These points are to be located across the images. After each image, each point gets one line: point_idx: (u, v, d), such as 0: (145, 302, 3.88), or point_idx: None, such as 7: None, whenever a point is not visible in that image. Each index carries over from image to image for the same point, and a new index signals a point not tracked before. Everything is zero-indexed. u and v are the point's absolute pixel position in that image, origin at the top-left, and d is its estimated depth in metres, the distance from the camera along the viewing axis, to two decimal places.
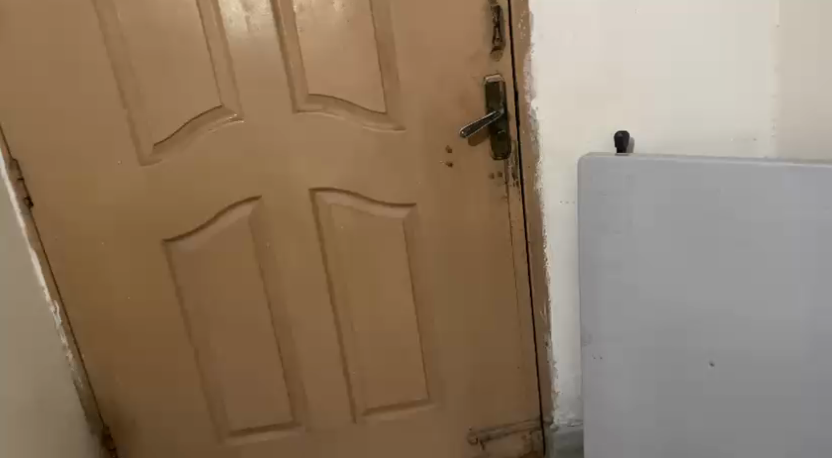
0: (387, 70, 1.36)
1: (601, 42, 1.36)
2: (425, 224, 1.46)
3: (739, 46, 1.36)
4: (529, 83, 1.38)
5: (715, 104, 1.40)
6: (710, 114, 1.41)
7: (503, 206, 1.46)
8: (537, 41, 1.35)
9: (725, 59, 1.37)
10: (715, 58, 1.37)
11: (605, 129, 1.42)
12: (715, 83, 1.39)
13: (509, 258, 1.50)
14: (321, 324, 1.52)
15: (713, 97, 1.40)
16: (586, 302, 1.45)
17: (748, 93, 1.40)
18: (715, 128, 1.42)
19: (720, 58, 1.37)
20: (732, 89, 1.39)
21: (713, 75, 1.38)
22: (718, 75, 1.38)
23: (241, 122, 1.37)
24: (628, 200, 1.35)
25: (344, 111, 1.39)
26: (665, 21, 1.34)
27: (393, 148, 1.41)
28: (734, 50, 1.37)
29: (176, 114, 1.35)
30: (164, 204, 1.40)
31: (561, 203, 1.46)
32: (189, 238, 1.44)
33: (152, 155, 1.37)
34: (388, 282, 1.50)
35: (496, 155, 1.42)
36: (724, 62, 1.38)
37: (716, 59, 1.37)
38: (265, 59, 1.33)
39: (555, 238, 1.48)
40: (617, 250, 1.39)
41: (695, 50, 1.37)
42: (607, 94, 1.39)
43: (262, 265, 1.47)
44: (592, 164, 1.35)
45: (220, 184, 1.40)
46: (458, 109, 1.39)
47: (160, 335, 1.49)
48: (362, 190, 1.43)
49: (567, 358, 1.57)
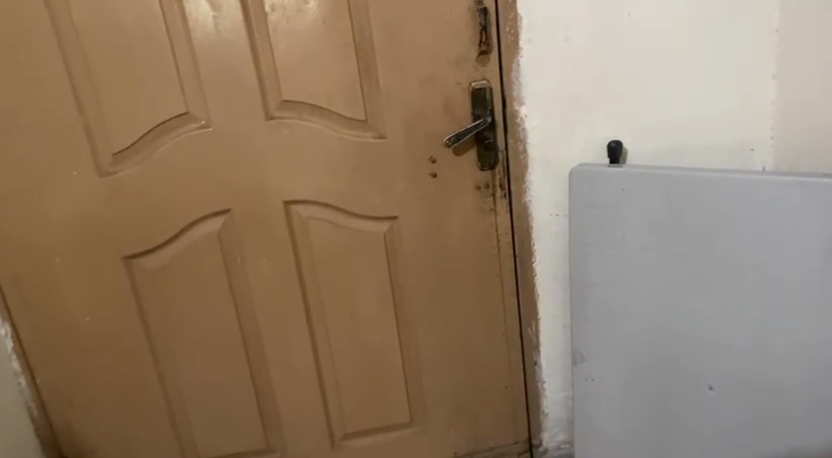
0: (367, 75, 1.28)
1: (593, 48, 1.28)
2: (407, 238, 1.37)
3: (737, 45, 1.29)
4: (518, 89, 1.30)
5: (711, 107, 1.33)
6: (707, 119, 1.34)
7: (490, 219, 1.38)
8: (526, 45, 1.27)
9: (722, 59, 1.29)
10: (709, 57, 1.29)
11: (597, 138, 1.34)
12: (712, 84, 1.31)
13: (497, 274, 1.41)
14: (296, 342, 1.43)
15: (709, 100, 1.32)
16: (578, 320, 1.37)
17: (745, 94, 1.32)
18: (712, 133, 1.35)
19: (715, 57, 1.29)
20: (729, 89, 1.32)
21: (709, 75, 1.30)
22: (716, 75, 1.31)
23: (209, 129, 1.28)
24: (623, 214, 1.27)
25: (321, 118, 1.30)
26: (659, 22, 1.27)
27: (373, 158, 1.32)
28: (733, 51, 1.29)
29: (137, 121, 1.26)
30: (124, 217, 1.31)
31: (552, 216, 1.38)
32: (155, 252, 1.35)
33: (111, 166, 1.29)
34: (367, 299, 1.41)
35: (482, 165, 1.34)
36: (720, 60, 1.30)
37: (711, 58, 1.29)
38: (234, 62, 1.25)
39: (545, 252, 1.40)
40: (611, 266, 1.31)
41: (691, 51, 1.29)
42: (600, 102, 1.31)
43: (232, 281, 1.38)
44: (585, 175, 1.28)
45: (187, 195, 1.31)
46: (443, 117, 1.31)
47: (123, 356, 1.40)
48: (340, 202, 1.34)
49: (558, 378, 1.49)
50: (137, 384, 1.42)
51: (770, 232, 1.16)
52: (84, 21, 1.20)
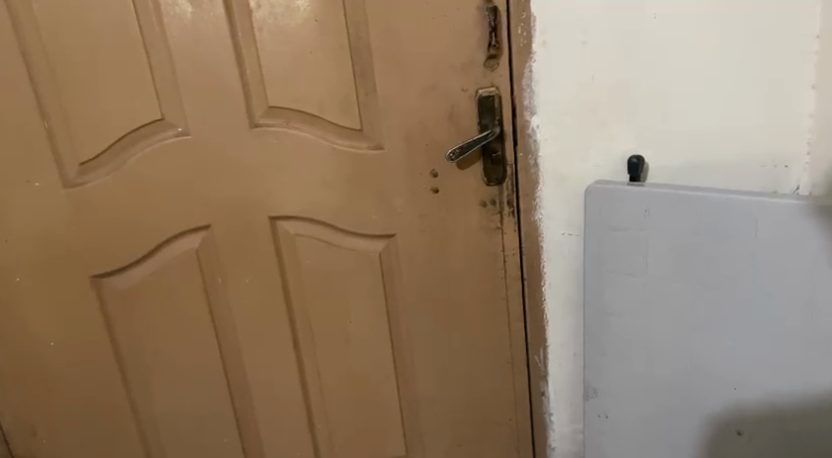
0: (363, 80, 1.15)
1: (613, 52, 1.12)
2: (405, 258, 1.25)
3: (749, 46, 1.09)
4: (529, 97, 1.17)
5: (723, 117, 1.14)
6: (728, 129, 1.15)
7: (497, 238, 1.25)
8: (539, 48, 1.14)
9: (723, 56, 1.10)
10: (709, 57, 1.11)
11: (614, 153, 1.18)
12: (711, 85, 1.12)
13: (502, 299, 1.29)
14: (280, 371, 1.30)
15: (727, 107, 1.13)
16: (591, 354, 1.25)
17: (754, 98, 1.13)
18: (734, 145, 1.16)
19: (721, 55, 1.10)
20: (736, 91, 1.12)
21: (713, 75, 1.12)
22: (720, 75, 1.11)
23: (187, 137, 1.16)
24: (646, 239, 1.15)
25: (311, 127, 1.18)
26: (677, 22, 1.09)
27: (369, 171, 1.20)
28: (758, 52, 1.10)
29: (106, 127, 1.14)
30: (92, 234, 1.19)
31: (564, 235, 1.24)
32: (126, 272, 1.22)
33: (77, 177, 1.16)
34: (360, 324, 1.29)
35: (489, 180, 1.21)
36: (724, 59, 1.11)
37: (711, 58, 1.11)
38: (214, 64, 1.13)
39: (555, 275, 1.26)
40: (631, 296, 1.19)
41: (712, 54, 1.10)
42: (618, 112, 1.16)
43: (212, 303, 1.26)
44: (602, 193, 1.15)
45: (162, 209, 1.19)
46: (446, 127, 1.18)
47: (90, 385, 1.27)
48: (332, 218, 1.22)
49: (566, 411, 1.34)
50: (107, 415, 1.30)
51: (811, 262, 1.05)
52: (47, 17, 1.08)
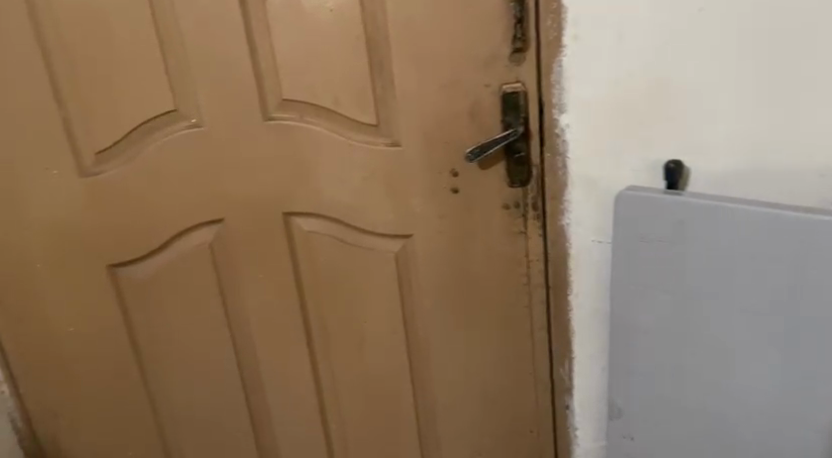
0: (380, 73, 1.10)
1: (653, 48, 1.01)
2: (423, 258, 1.20)
3: (814, 42, 0.93)
4: (558, 94, 1.08)
5: (775, 119, 0.99)
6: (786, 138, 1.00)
7: (520, 243, 1.18)
8: (570, 42, 1.04)
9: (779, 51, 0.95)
10: (762, 51, 0.96)
11: (650, 156, 1.07)
12: (765, 84, 0.98)
13: (524, 307, 1.22)
14: (294, 369, 1.29)
15: (784, 110, 0.98)
16: (618, 371, 1.17)
17: (818, 99, 0.96)
18: (793, 156, 1.00)
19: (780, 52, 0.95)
20: (787, 92, 0.97)
21: (767, 74, 0.97)
22: (776, 75, 0.97)
23: (200, 129, 1.13)
24: (682, 252, 1.05)
25: (326, 121, 1.13)
26: (723, 17, 0.96)
27: (386, 169, 1.15)
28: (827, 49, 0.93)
29: (119, 117, 1.13)
30: (109, 223, 1.19)
31: (594, 242, 1.14)
32: (141, 262, 1.22)
33: (93, 166, 1.16)
34: (375, 325, 1.26)
35: (512, 181, 1.14)
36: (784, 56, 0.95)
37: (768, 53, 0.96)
38: (226, 55, 1.09)
39: (582, 285, 1.17)
40: (663, 312, 1.10)
41: (768, 50, 0.96)
42: (656, 113, 1.04)
43: (225, 297, 1.25)
44: (634, 200, 1.05)
45: (176, 202, 1.17)
46: (467, 125, 1.12)
47: (109, 373, 1.29)
48: (347, 216, 1.18)
49: (591, 427, 1.27)
50: (126, 403, 1.32)
51: None
52: (61, 7, 1.07)
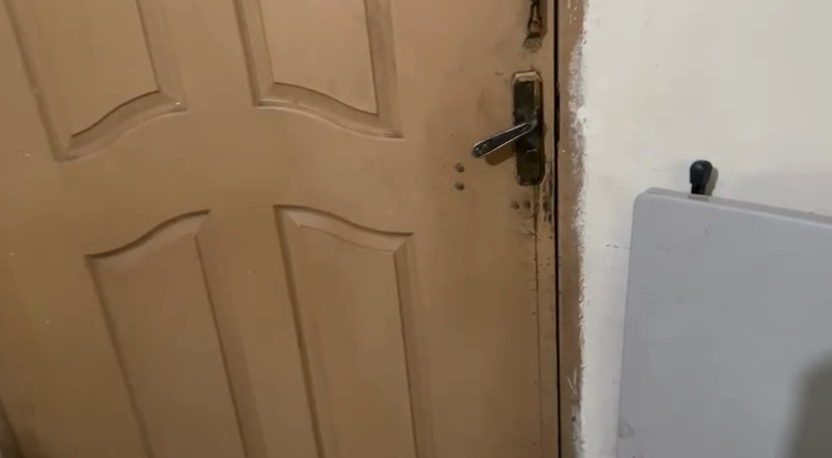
0: (380, 57, 1.00)
1: (680, 38, 0.91)
2: (423, 258, 1.12)
3: None
4: (576, 85, 0.98)
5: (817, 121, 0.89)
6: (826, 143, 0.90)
7: (528, 245, 1.09)
8: (592, 27, 0.94)
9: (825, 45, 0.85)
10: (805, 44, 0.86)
11: (674, 156, 0.98)
12: (808, 82, 0.88)
13: (532, 313, 1.13)
14: (283, 367, 1.23)
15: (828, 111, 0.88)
16: (629, 387, 1.08)
17: None
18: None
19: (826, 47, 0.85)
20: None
21: (809, 71, 0.87)
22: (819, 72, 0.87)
23: (183, 113, 1.05)
24: (704, 265, 0.96)
25: (321, 108, 1.04)
26: (756, 5, 0.86)
27: (384, 161, 1.06)
28: None
29: (98, 97, 1.05)
30: (88, 208, 1.12)
31: (608, 247, 1.05)
32: (122, 253, 1.16)
33: (70, 149, 1.09)
34: (370, 327, 1.18)
35: (522, 179, 1.05)
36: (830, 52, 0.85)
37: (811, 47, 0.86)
38: (212, 33, 1.00)
39: (595, 292, 1.09)
40: (681, 327, 1.01)
41: (811, 43, 0.86)
42: (682, 109, 0.95)
43: (211, 291, 1.18)
44: (654, 206, 0.96)
45: (159, 191, 1.11)
46: (475, 117, 1.02)
47: (88, 363, 1.24)
48: (343, 210, 1.10)
49: (598, 442, 1.19)
50: (107, 396, 1.27)
51: None
52: None
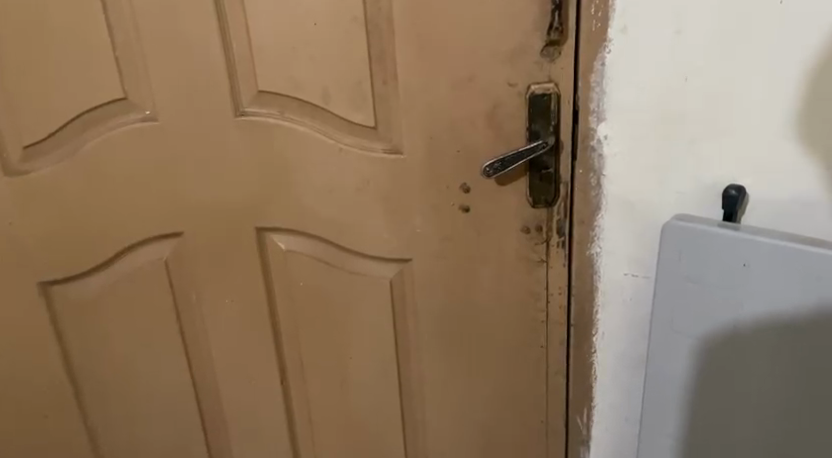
0: (380, 64, 0.89)
1: (715, 50, 0.81)
2: (422, 287, 1.01)
3: None
4: (597, 99, 0.88)
5: None
6: None
7: (539, 274, 0.98)
8: (617, 35, 0.83)
9: None
10: None
11: (704, 180, 0.87)
12: None
13: (540, 347, 1.03)
14: (264, 401, 1.12)
15: None
16: (647, 429, 0.99)
17: None
18: None
19: None
20: None
21: None
22: None
23: (152, 124, 0.93)
24: (740, 300, 0.86)
25: (311, 120, 0.93)
26: (803, 16, 0.75)
27: (380, 180, 0.95)
28: None
29: (54, 105, 0.93)
30: (45, 229, 1.00)
31: (626, 276, 0.95)
32: (81, 280, 1.04)
33: (22, 163, 0.96)
34: (361, 360, 1.07)
35: (535, 201, 0.94)
36: None
37: None
38: (188, 34, 0.88)
39: (610, 324, 0.99)
40: (709, 367, 0.91)
41: None
42: (714, 129, 0.84)
43: (182, 321, 1.07)
44: (683, 234, 0.86)
45: (125, 209, 0.98)
46: (484, 133, 0.91)
47: (43, 397, 1.12)
48: (334, 234, 0.99)
49: None
50: (64, 433, 1.14)
51: None
52: None
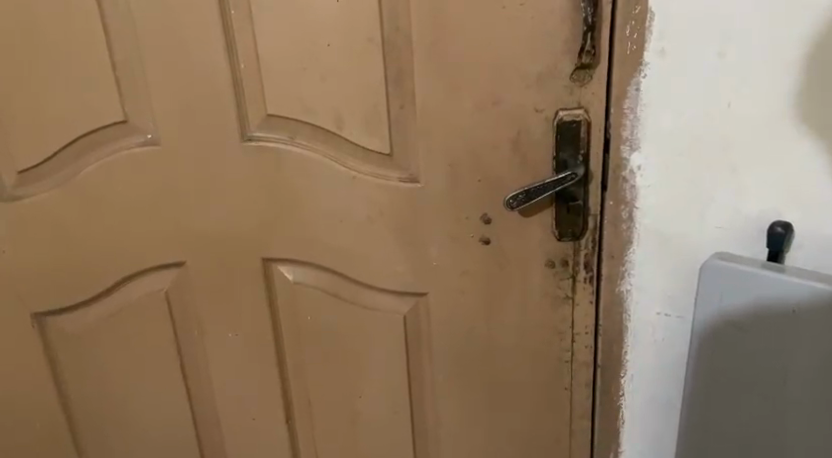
0: (397, 87, 0.83)
1: (761, 75, 0.73)
2: (437, 322, 0.95)
3: None
4: (630, 126, 0.81)
5: None
6: None
7: (564, 311, 0.92)
8: (654, 58, 0.77)
9: None
10: None
11: (746, 216, 0.79)
12: None
13: (565, 389, 0.96)
14: (268, 437, 1.06)
15: None
16: None
17: None
18: None
19: None
20: None
21: None
22: None
23: (154, 149, 0.88)
24: (785, 350, 0.77)
25: (322, 146, 0.87)
26: None
27: (395, 209, 0.89)
28: None
29: (51, 128, 0.88)
30: (40, 257, 0.94)
31: (658, 315, 0.88)
32: (78, 310, 0.98)
33: (17, 190, 0.91)
34: (371, 396, 1.01)
35: (562, 235, 0.87)
36: None
37: None
38: (193, 54, 0.83)
39: (640, 365, 0.92)
40: (749, 421, 0.82)
41: None
42: (759, 160, 0.76)
43: (183, 354, 1.01)
44: (722, 275, 0.78)
45: (125, 237, 0.93)
46: (507, 161, 0.85)
47: (37, 430, 1.06)
48: (344, 265, 0.93)
49: None
50: None
51: None
52: None
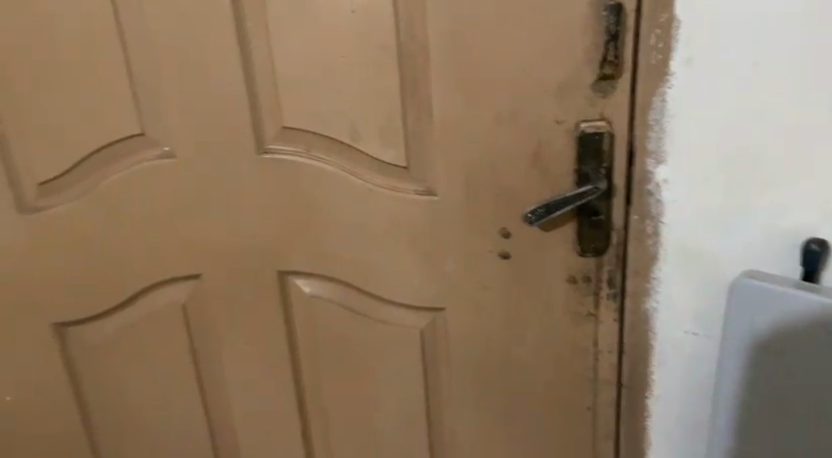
0: (414, 98, 0.81)
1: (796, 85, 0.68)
2: (456, 338, 0.93)
3: None
4: (656, 138, 0.77)
5: None
6: None
7: (586, 328, 0.89)
8: (681, 68, 0.72)
9: None
10: None
11: (780, 232, 0.75)
12: None
13: (587, 408, 0.93)
14: (285, 450, 1.05)
15: None
16: None
17: None
18: None
19: None
20: None
21: None
22: None
23: (171, 161, 0.88)
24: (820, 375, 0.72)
25: (338, 158, 0.86)
26: None
27: (411, 223, 0.87)
28: None
29: (70, 140, 0.88)
30: (60, 268, 0.95)
31: (686, 335, 0.84)
32: (98, 321, 0.99)
33: (37, 201, 0.92)
34: (389, 411, 0.99)
35: (584, 250, 0.84)
36: None
37: None
38: (209, 66, 0.82)
39: (667, 386, 0.88)
40: (782, 447, 0.78)
41: None
42: (793, 175, 0.72)
43: (201, 366, 1.01)
44: (753, 295, 0.74)
45: (143, 248, 0.93)
46: (527, 175, 0.82)
47: (58, 439, 1.07)
48: (361, 279, 0.91)
49: None
50: None
51: None
52: None
